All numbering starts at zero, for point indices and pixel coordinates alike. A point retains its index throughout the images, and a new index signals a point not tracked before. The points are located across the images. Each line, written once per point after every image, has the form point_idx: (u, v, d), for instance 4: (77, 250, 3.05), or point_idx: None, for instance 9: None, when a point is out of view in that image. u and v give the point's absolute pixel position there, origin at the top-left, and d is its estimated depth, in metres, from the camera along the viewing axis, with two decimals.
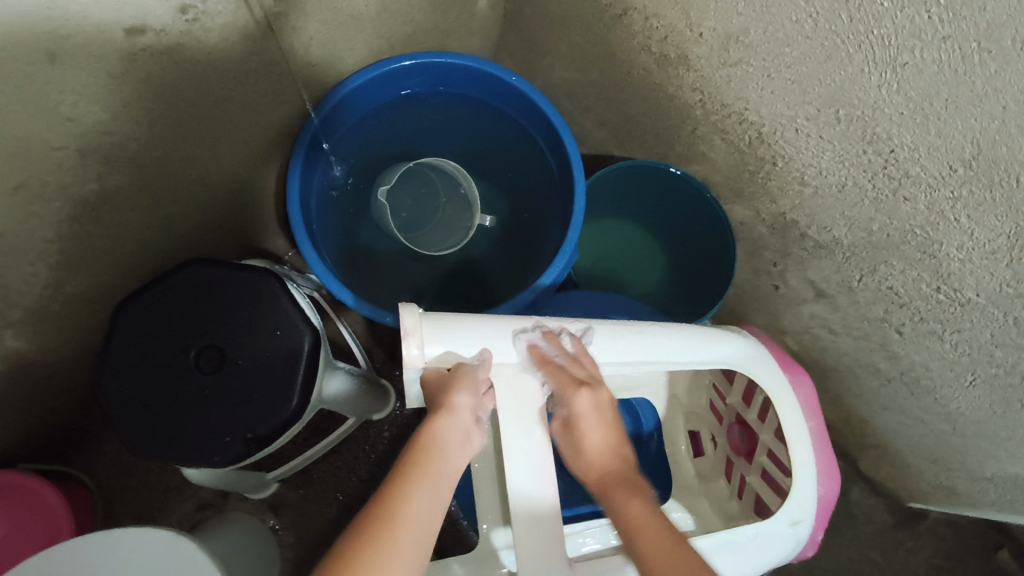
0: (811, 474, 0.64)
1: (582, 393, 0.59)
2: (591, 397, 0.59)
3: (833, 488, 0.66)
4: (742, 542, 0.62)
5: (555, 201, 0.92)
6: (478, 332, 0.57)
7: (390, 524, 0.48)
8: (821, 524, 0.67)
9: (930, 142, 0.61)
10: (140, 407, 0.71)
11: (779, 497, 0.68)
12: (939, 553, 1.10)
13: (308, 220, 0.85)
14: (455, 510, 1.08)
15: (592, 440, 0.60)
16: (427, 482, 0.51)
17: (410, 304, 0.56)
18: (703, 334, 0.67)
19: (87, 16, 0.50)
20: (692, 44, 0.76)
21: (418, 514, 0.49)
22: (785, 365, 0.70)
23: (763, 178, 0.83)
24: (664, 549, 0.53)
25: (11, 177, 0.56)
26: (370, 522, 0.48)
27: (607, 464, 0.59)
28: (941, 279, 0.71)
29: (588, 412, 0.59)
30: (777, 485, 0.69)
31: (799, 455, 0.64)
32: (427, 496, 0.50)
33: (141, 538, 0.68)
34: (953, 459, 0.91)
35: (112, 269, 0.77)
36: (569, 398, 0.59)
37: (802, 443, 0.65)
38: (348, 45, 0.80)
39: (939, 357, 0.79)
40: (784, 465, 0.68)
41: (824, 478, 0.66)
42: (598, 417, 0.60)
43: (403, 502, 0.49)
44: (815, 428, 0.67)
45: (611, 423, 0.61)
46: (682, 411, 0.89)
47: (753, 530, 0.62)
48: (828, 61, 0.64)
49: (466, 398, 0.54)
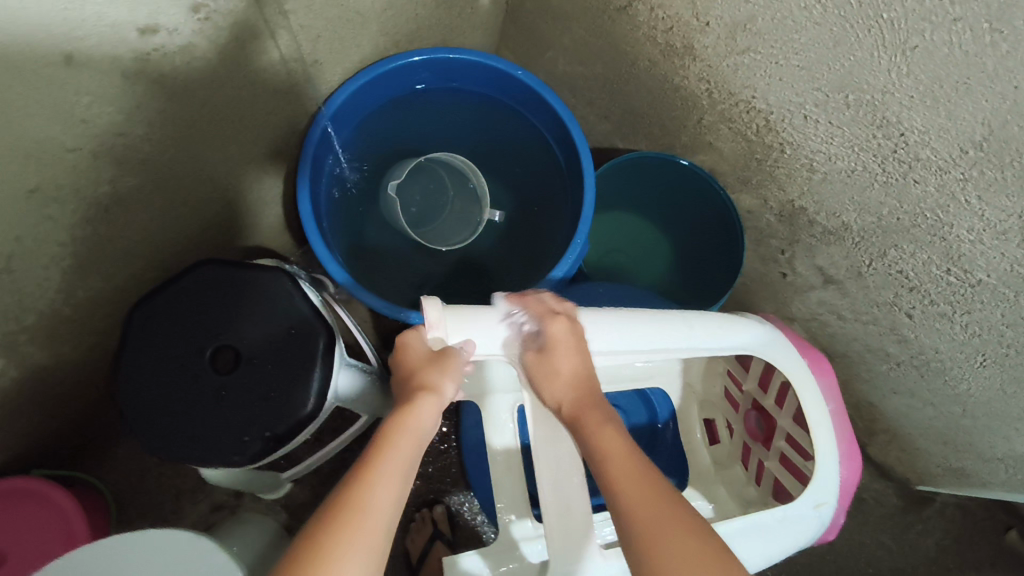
0: (833, 456, 0.65)
1: (557, 322, 0.59)
2: (569, 324, 0.59)
3: (853, 471, 0.67)
4: (768, 525, 0.63)
5: (563, 193, 0.93)
6: (496, 328, 0.59)
7: (360, 507, 0.48)
8: (843, 507, 0.67)
9: (940, 125, 0.61)
10: (158, 409, 0.71)
11: (801, 483, 0.69)
12: (949, 535, 1.11)
13: (318, 216, 0.86)
14: (470, 505, 1.09)
15: (565, 367, 0.59)
16: (395, 466, 0.52)
17: (432, 297, 0.57)
18: (721, 318, 0.68)
19: (102, 16, 0.50)
20: (698, 33, 0.76)
21: (388, 498, 0.50)
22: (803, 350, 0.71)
23: (771, 165, 0.83)
24: (630, 471, 0.54)
25: (27, 180, 0.56)
26: (337, 508, 0.48)
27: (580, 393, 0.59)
28: (951, 261, 0.71)
29: (565, 339, 0.59)
30: (797, 471, 0.70)
31: (821, 438, 0.65)
32: (395, 479, 0.51)
33: (161, 540, 0.68)
34: (964, 441, 0.92)
35: (124, 273, 0.77)
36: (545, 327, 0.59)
37: (823, 427, 0.65)
38: (354, 42, 0.80)
39: (949, 340, 0.80)
40: (804, 451, 0.69)
41: (846, 461, 0.66)
42: (574, 344, 0.59)
43: (382, 471, 0.51)
44: (834, 412, 0.68)
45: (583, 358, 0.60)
46: (696, 400, 0.90)
47: (780, 513, 0.64)
48: (836, 47, 0.64)
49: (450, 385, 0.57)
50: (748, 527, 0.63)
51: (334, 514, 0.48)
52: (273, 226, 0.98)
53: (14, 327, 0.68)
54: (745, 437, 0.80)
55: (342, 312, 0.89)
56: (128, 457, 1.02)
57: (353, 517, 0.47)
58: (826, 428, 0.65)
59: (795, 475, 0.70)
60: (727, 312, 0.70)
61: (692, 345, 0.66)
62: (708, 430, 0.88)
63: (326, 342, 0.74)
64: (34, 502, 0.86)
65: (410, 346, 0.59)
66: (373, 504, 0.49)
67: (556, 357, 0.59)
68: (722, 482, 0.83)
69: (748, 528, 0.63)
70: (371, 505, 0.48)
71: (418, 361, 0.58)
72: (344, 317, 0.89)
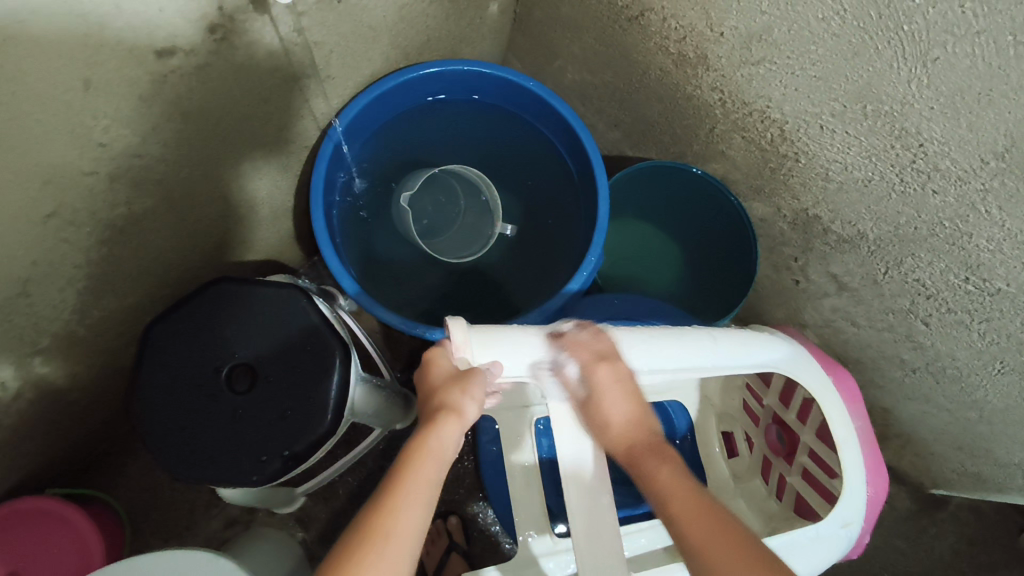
0: (860, 475, 0.65)
1: (601, 366, 0.60)
2: (612, 370, 0.60)
3: (881, 487, 0.67)
4: (801, 543, 0.64)
5: (578, 204, 0.93)
6: (523, 349, 0.59)
7: (382, 534, 0.47)
8: (870, 525, 0.68)
9: (961, 136, 0.60)
10: (175, 429, 0.70)
11: (829, 502, 0.69)
12: (964, 539, 1.10)
13: (331, 230, 0.85)
14: (486, 517, 1.09)
15: (614, 410, 0.61)
16: (418, 489, 0.51)
17: (457, 317, 0.58)
18: (748, 335, 0.69)
19: (122, 40, 0.50)
20: (712, 44, 0.76)
21: (412, 522, 0.49)
22: (828, 367, 0.72)
23: (785, 174, 0.83)
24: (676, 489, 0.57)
25: (44, 206, 0.55)
26: (360, 535, 0.47)
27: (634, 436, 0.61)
28: (969, 270, 0.70)
29: (607, 382, 0.60)
30: (824, 489, 0.70)
31: (849, 457, 0.65)
32: (419, 502, 0.50)
33: (176, 560, 0.67)
34: (980, 446, 0.91)
35: (138, 291, 0.77)
36: (590, 370, 0.60)
37: (851, 446, 0.65)
38: (366, 56, 0.79)
39: (966, 347, 0.79)
40: (830, 469, 0.70)
41: (873, 478, 0.67)
42: (620, 388, 0.61)
43: (403, 508, 0.49)
44: (861, 429, 0.68)
45: (632, 396, 0.61)
46: (713, 412, 0.90)
47: (811, 530, 0.64)
48: (855, 58, 0.64)
49: (474, 406, 0.56)
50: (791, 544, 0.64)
51: (357, 541, 0.47)
52: (284, 239, 0.97)
53: (30, 349, 0.67)
54: (766, 451, 0.81)
55: (351, 322, 0.88)
56: (140, 473, 1.02)
57: (377, 544, 0.47)
58: (854, 448, 0.65)
59: (821, 493, 0.71)
60: (750, 329, 0.70)
61: (718, 364, 0.66)
62: (727, 443, 0.89)
63: (342, 357, 0.73)
64: (47, 522, 0.85)
65: (435, 364, 0.58)
66: (396, 529, 0.48)
67: (603, 404, 0.60)
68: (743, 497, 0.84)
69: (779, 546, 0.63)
70: (397, 532, 0.48)
71: (442, 379, 0.57)
72: (352, 325, 0.87)
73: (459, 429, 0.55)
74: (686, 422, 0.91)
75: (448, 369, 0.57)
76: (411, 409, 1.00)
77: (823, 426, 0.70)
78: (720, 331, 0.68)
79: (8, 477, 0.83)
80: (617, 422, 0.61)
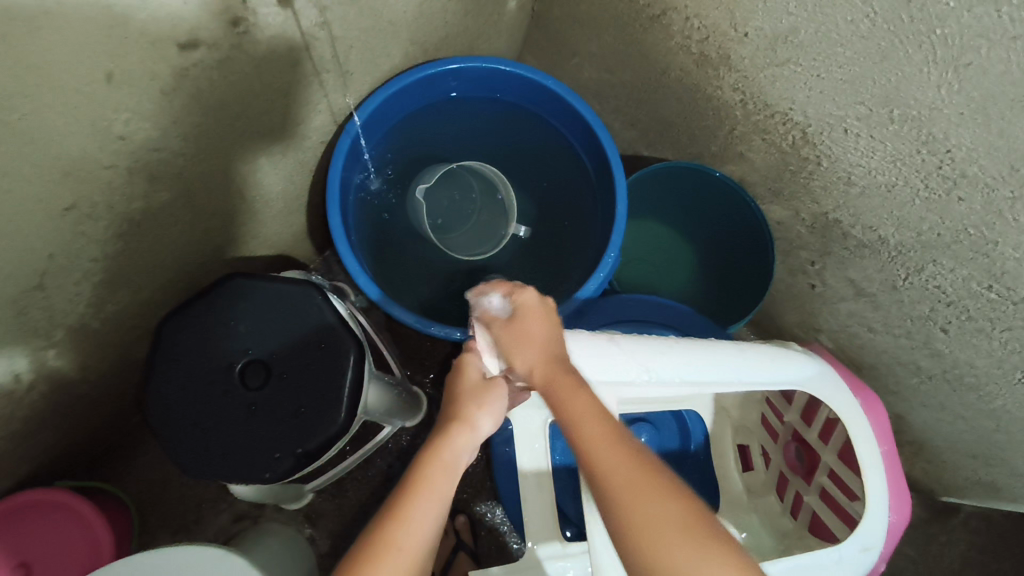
0: (882, 501, 0.64)
1: (526, 291, 0.58)
2: (539, 295, 0.58)
3: (904, 514, 0.66)
4: (824, 565, 0.64)
5: (593, 206, 0.92)
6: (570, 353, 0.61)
7: (391, 549, 0.46)
8: (888, 551, 0.67)
9: (991, 143, 0.59)
10: (190, 426, 0.70)
11: (849, 526, 0.68)
12: (974, 546, 1.09)
13: (347, 228, 0.85)
14: (495, 517, 1.09)
15: (535, 329, 0.56)
16: (428, 501, 0.49)
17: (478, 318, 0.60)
18: (774, 348, 0.69)
19: (146, 32, 0.49)
20: (735, 44, 0.75)
21: (420, 535, 0.47)
22: (855, 387, 0.70)
23: (806, 177, 0.82)
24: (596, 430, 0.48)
25: (63, 199, 0.55)
26: (366, 549, 0.46)
27: (553, 357, 0.55)
28: (993, 278, 0.69)
29: (532, 307, 0.57)
30: (843, 512, 0.70)
31: (872, 482, 0.64)
32: (430, 514, 0.49)
33: (187, 556, 0.67)
34: (994, 455, 0.90)
35: (152, 285, 0.76)
36: (515, 295, 0.58)
37: (875, 468, 0.65)
38: (384, 52, 0.79)
39: (986, 355, 0.78)
40: (849, 491, 0.70)
41: (895, 505, 0.66)
42: (544, 312, 0.57)
43: (406, 523, 0.47)
44: (886, 452, 0.67)
45: (554, 321, 0.57)
46: (730, 425, 0.90)
47: (835, 553, 0.64)
48: (883, 62, 0.63)
49: (489, 424, 0.55)
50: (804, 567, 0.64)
51: (367, 552, 0.46)
52: (298, 234, 0.97)
53: (44, 342, 0.67)
54: (783, 467, 0.81)
55: (364, 319, 0.88)
56: (149, 467, 1.01)
57: (384, 561, 0.46)
58: (877, 472, 0.64)
59: (840, 516, 0.71)
60: (777, 344, 0.70)
61: (749, 379, 0.67)
62: (741, 455, 0.89)
63: (356, 356, 0.73)
64: (62, 515, 0.85)
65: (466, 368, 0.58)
66: (402, 543, 0.47)
67: (525, 321, 0.56)
68: (755, 509, 0.83)
69: (802, 565, 0.64)
70: (404, 545, 0.47)
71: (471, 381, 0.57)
72: (365, 322, 0.87)
73: (472, 443, 0.54)
74: (702, 432, 0.91)
75: (475, 374, 0.57)
76: (421, 407, 1.00)
77: (847, 447, 0.70)
78: (754, 344, 0.69)
79: (17, 471, 0.82)
80: (538, 341, 0.55)
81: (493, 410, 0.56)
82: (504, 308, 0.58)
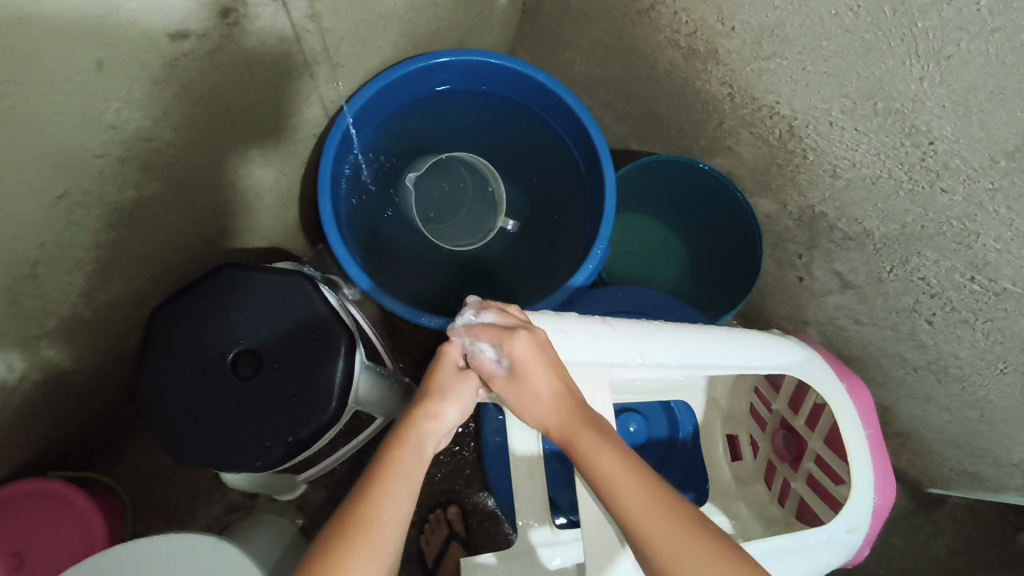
0: (867, 482, 0.65)
1: (520, 336, 0.56)
2: (531, 340, 0.56)
3: (889, 498, 0.67)
4: (811, 544, 0.65)
5: (583, 197, 0.93)
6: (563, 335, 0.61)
7: (370, 523, 0.48)
8: (873, 533, 0.68)
9: (972, 135, 0.60)
10: (183, 415, 0.71)
11: (834, 508, 0.69)
12: (960, 537, 1.10)
13: (338, 218, 0.85)
14: (488, 508, 1.10)
15: (539, 383, 0.57)
16: (401, 480, 0.51)
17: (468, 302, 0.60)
18: (762, 337, 0.70)
19: (136, 22, 0.50)
20: (723, 38, 0.76)
21: (396, 510, 0.49)
22: (841, 372, 0.71)
23: (792, 170, 0.83)
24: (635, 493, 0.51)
25: (54, 187, 0.55)
26: (347, 524, 0.48)
27: (563, 410, 0.57)
28: (976, 269, 0.70)
29: (528, 358, 0.56)
30: (828, 494, 0.71)
31: (858, 464, 0.65)
32: (403, 492, 0.51)
33: (180, 545, 0.68)
34: (978, 446, 0.91)
35: (144, 276, 0.77)
36: (506, 346, 0.55)
37: (861, 450, 0.66)
38: (376, 45, 0.79)
39: (969, 346, 0.79)
40: (835, 475, 0.71)
41: (881, 487, 0.67)
42: (543, 360, 0.56)
43: (381, 503, 0.49)
44: (871, 437, 0.68)
45: (555, 363, 0.57)
46: (719, 416, 0.91)
47: (823, 533, 0.64)
48: (867, 54, 0.64)
49: (453, 415, 0.59)
50: (792, 546, 0.64)
51: (345, 527, 0.48)
52: (290, 227, 0.97)
53: (37, 331, 0.67)
54: (772, 455, 0.82)
55: (355, 312, 0.88)
56: (143, 458, 1.02)
57: (364, 533, 0.47)
58: (863, 451, 0.66)
59: (825, 499, 0.71)
60: (764, 331, 0.71)
61: (734, 361, 0.67)
62: (729, 445, 0.90)
63: (348, 348, 0.73)
64: (53, 503, 0.86)
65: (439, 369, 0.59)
66: (381, 517, 0.49)
67: (526, 376, 0.56)
68: (742, 499, 0.84)
69: (788, 543, 0.64)
70: (383, 519, 0.48)
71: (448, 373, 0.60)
72: (357, 315, 0.88)
73: (435, 436, 0.57)
74: (691, 423, 0.92)
75: (453, 361, 0.59)
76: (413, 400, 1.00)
77: (833, 432, 0.71)
78: (744, 331, 0.70)
79: (12, 460, 0.83)
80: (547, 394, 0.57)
81: (459, 403, 0.59)
82: (498, 360, 0.57)
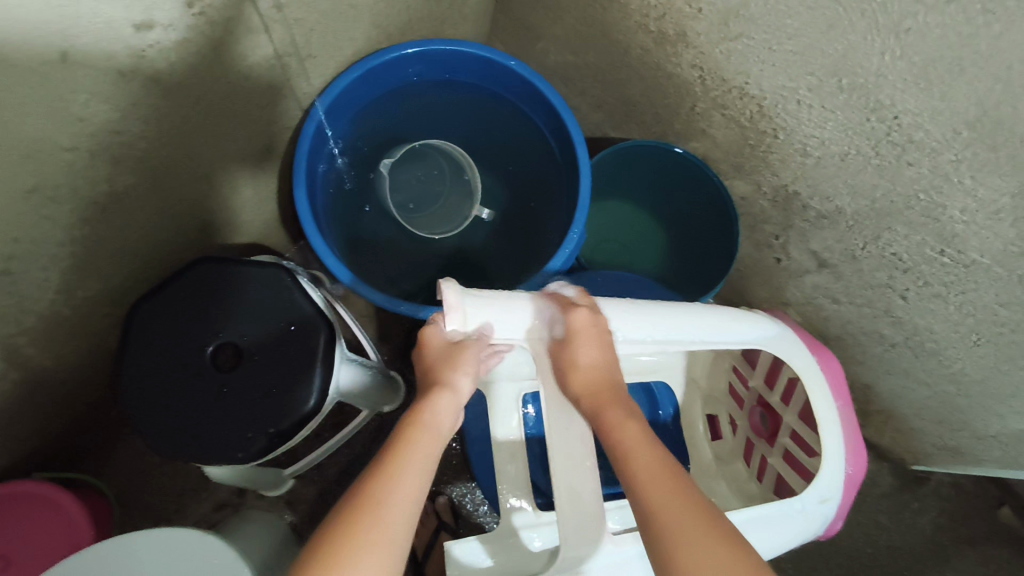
0: (838, 454, 0.67)
1: (580, 310, 0.60)
2: (591, 315, 0.60)
3: (861, 468, 0.68)
4: (785, 515, 0.66)
5: (559, 183, 0.94)
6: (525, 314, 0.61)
7: (378, 501, 0.48)
8: (847, 504, 0.69)
9: (934, 107, 0.61)
10: (161, 408, 0.71)
11: (806, 480, 0.71)
12: (944, 513, 1.12)
13: (315, 210, 0.85)
14: (474, 498, 1.11)
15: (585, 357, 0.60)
16: (415, 460, 0.52)
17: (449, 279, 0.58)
18: (734, 314, 0.71)
19: (98, 13, 0.50)
20: (691, 20, 0.77)
21: (409, 488, 0.50)
22: (812, 347, 0.72)
23: (764, 151, 0.84)
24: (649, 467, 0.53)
25: (24, 181, 0.56)
26: (356, 501, 0.48)
27: (603, 386, 0.59)
28: (944, 242, 0.71)
29: (584, 329, 0.60)
30: (802, 468, 0.72)
31: (828, 436, 0.66)
32: (417, 470, 0.51)
33: (164, 537, 0.68)
34: (958, 419, 0.92)
35: (121, 273, 0.77)
36: (567, 313, 0.60)
37: (831, 424, 0.67)
38: (347, 36, 0.80)
39: (943, 319, 0.80)
40: (810, 450, 0.71)
41: (852, 457, 0.68)
42: (596, 333, 0.60)
43: (392, 484, 0.49)
44: (842, 409, 0.69)
45: (605, 344, 0.61)
46: (699, 395, 0.93)
47: (796, 504, 0.66)
48: (829, 31, 0.64)
49: (466, 382, 0.59)
50: (761, 518, 0.66)
51: (354, 506, 0.48)
52: (269, 222, 0.97)
53: (14, 329, 0.67)
54: (750, 433, 0.83)
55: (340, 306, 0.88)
56: (131, 458, 1.02)
57: (369, 510, 0.47)
58: (832, 422, 0.67)
59: (799, 472, 0.72)
60: (739, 310, 0.72)
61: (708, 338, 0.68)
62: (709, 425, 0.92)
63: (327, 339, 0.74)
64: (37, 505, 0.86)
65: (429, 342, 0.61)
66: (389, 497, 0.48)
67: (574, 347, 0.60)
68: (724, 479, 0.85)
69: (760, 517, 0.66)
70: (390, 498, 0.48)
71: (437, 350, 0.60)
72: (338, 308, 0.87)
73: (453, 408, 0.58)
74: (671, 402, 0.94)
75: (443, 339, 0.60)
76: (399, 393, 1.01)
77: (807, 408, 0.72)
78: (715, 308, 0.71)
79: None
80: (588, 369, 0.60)
81: (469, 370, 0.59)
82: (556, 326, 0.61)
